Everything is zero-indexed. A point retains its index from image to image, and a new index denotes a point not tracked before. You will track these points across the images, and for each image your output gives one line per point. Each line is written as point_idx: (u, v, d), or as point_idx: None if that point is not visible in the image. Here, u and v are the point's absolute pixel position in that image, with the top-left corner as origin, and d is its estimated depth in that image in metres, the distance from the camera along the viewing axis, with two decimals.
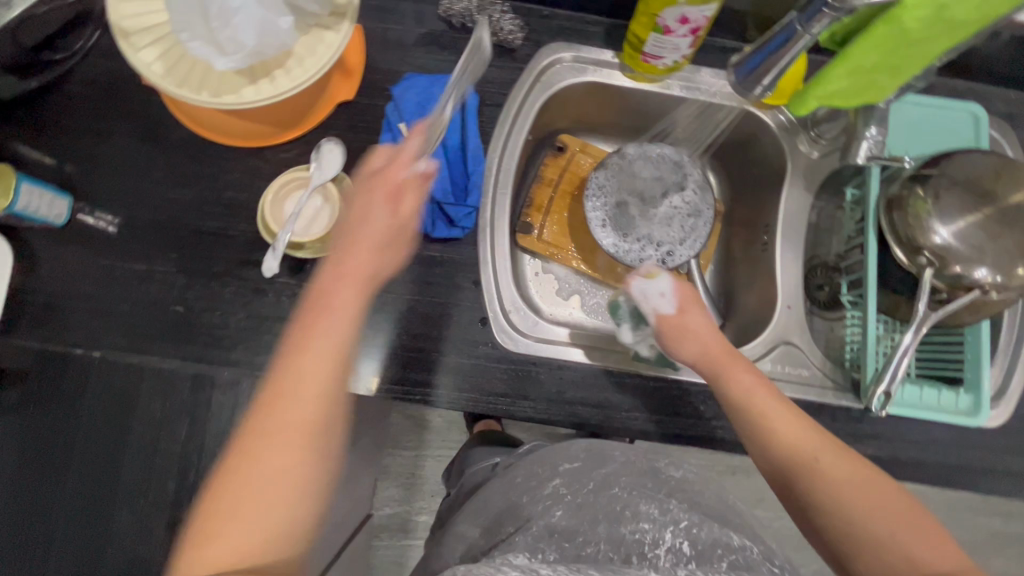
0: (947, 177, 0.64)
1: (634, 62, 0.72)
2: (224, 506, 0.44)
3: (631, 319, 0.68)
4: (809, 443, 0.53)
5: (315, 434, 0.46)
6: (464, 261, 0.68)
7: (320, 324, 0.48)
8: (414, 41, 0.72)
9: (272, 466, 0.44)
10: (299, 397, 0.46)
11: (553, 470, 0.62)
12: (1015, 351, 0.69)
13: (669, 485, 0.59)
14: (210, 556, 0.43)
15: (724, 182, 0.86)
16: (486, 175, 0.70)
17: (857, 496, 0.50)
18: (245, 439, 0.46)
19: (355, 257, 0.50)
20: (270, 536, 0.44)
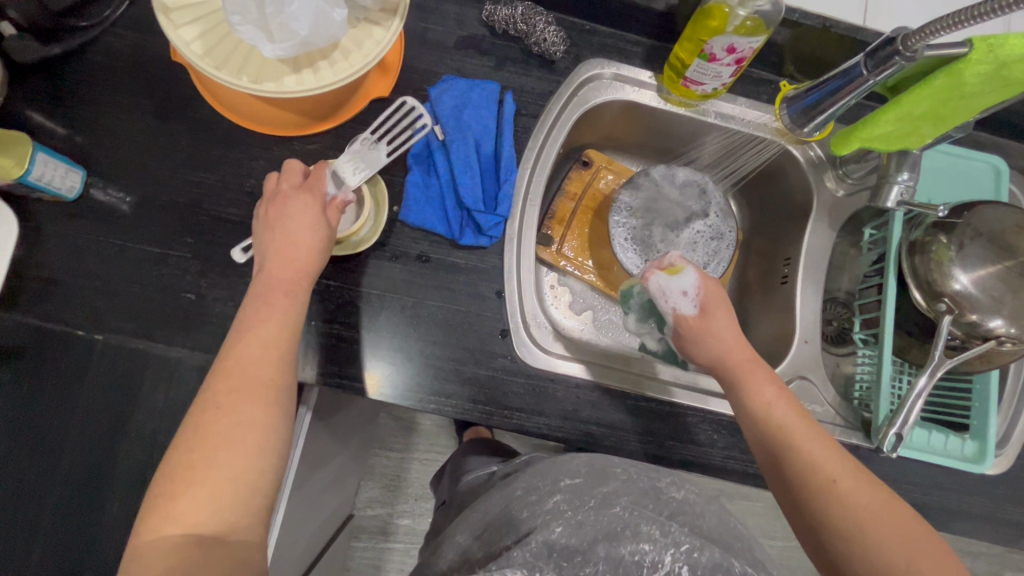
0: (972, 227, 0.65)
1: (673, 85, 0.72)
2: (181, 468, 0.42)
3: (639, 312, 0.69)
4: (830, 462, 0.51)
5: (272, 397, 0.46)
6: (488, 270, 0.67)
7: (272, 296, 0.50)
8: (454, 43, 0.71)
9: (242, 421, 0.44)
10: (259, 356, 0.47)
11: (554, 486, 0.58)
12: (1020, 401, 0.70)
13: (671, 507, 0.55)
14: (177, 512, 0.41)
15: (745, 211, 0.87)
16: (518, 185, 0.69)
17: (871, 522, 0.48)
18: (203, 405, 0.45)
19: (298, 255, 0.52)
20: (242, 489, 0.43)
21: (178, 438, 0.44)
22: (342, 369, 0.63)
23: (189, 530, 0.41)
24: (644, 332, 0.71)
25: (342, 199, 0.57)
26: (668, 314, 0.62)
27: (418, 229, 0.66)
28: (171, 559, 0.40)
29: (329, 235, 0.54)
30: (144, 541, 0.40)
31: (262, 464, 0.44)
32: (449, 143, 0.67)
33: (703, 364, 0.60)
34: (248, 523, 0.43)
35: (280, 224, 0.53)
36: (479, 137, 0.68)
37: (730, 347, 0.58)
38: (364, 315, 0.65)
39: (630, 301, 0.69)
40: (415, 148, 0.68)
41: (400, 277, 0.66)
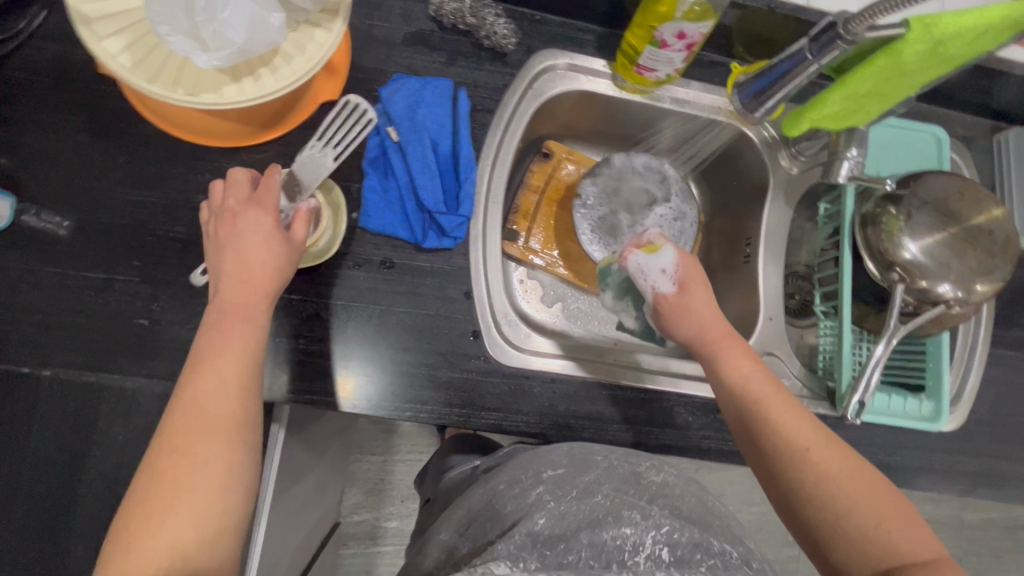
0: (918, 197, 0.68)
1: (626, 72, 0.71)
2: (140, 512, 0.41)
3: (616, 290, 0.70)
4: (799, 437, 0.53)
5: (234, 429, 0.45)
6: (455, 272, 0.66)
7: (226, 324, 0.48)
8: (402, 40, 0.69)
9: (203, 457, 0.43)
10: (215, 390, 0.45)
11: (536, 477, 0.59)
12: (971, 359, 0.74)
13: (651, 491, 0.56)
14: (137, 558, 0.40)
15: (705, 193, 0.88)
16: (478, 182, 0.68)
17: (843, 487, 0.51)
18: (161, 445, 0.43)
19: (254, 272, 0.50)
20: (208, 525, 0.42)
21: (139, 478, 0.43)
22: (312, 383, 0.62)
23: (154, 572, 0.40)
24: (619, 310, 0.71)
25: (305, 208, 0.54)
26: (647, 293, 0.62)
27: (379, 235, 0.65)
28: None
29: (290, 248, 0.52)
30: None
31: (225, 498, 0.43)
32: (404, 145, 0.65)
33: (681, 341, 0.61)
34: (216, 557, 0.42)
35: (233, 242, 0.50)
36: (435, 136, 0.67)
37: (707, 323, 0.60)
38: (330, 327, 0.63)
39: (609, 277, 0.70)
40: (371, 151, 0.65)
41: (364, 285, 0.64)
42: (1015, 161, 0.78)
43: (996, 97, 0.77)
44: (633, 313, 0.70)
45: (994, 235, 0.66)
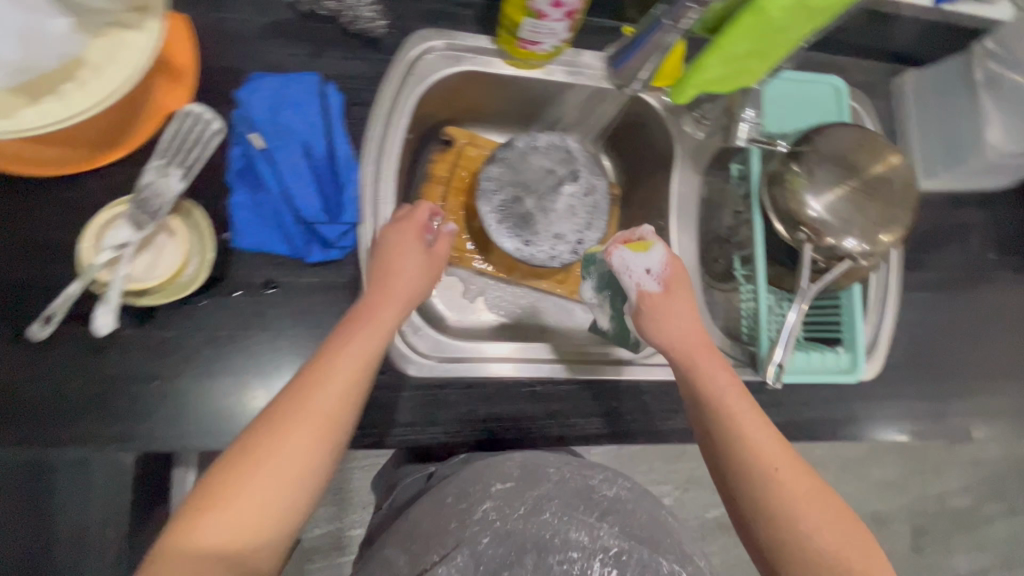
0: (817, 153, 0.67)
1: (512, 47, 0.66)
2: (228, 478, 0.40)
3: (597, 280, 0.70)
4: (770, 452, 0.51)
5: (331, 432, 0.44)
6: (349, 283, 0.61)
7: (357, 327, 0.49)
8: (257, 32, 0.61)
9: (295, 447, 0.42)
10: (331, 390, 0.45)
11: (484, 492, 0.52)
12: (884, 308, 0.75)
13: (602, 508, 0.52)
14: (209, 521, 0.39)
15: (618, 164, 0.85)
16: (362, 184, 0.62)
17: (807, 511, 0.48)
18: (267, 420, 0.43)
19: (399, 289, 0.54)
20: (267, 521, 0.40)
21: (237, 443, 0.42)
22: (199, 426, 0.56)
23: (208, 552, 0.38)
24: (595, 305, 0.72)
25: (445, 237, 0.60)
26: (631, 291, 0.60)
27: (256, 254, 0.59)
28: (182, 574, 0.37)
29: (427, 275, 0.57)
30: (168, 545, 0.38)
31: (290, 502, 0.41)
32: (272, 152, 0.59)
33: (661, 344, 0.58)
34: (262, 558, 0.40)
35: (386, 259, 0.55)
36: (307, 138, 0.60)
37: (689, 332, 0.58)
38: (214, 362, 0.57)
39: (592, 267, 0.71)
40: (235, 164, 0.59)
41: (247, 310, 0.59)
42: (913, 101, 0.77)
43: (889, 40, 0.76)
44: (608, 311, 0.71)
45: (893, 183, 0.67)
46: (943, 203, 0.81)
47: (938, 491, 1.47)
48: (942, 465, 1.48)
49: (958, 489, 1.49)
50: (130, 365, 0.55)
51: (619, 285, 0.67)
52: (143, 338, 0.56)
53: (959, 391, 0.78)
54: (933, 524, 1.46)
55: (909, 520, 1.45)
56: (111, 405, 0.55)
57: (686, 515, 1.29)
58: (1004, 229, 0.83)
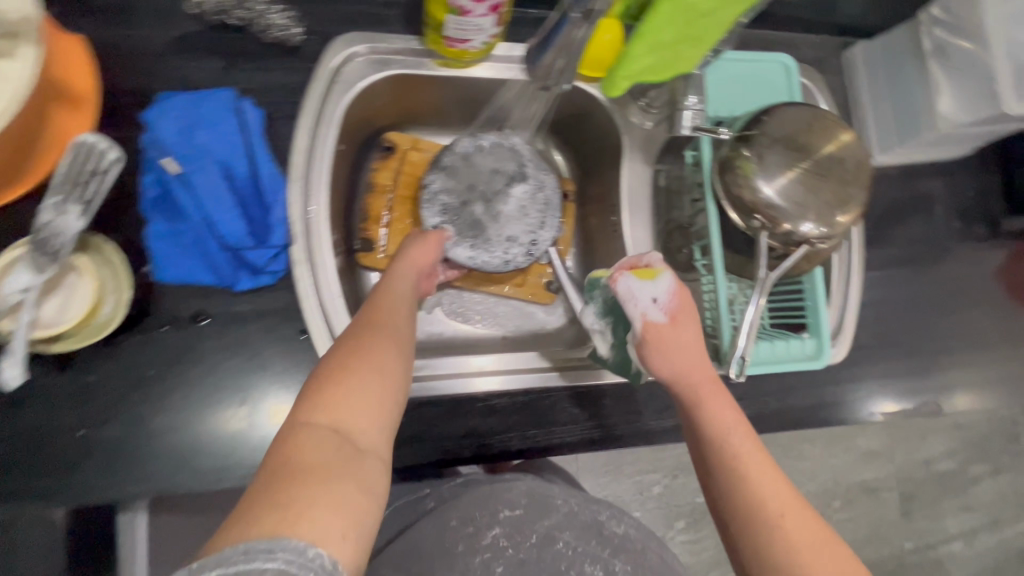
0: (767, 136, 0.64)
1: (441, 47, 0.63)
2: (333, 371, 0.44)
3: (602, 306, 0.64)
4: (776, 499, 0.48)
5: (404, 342, 0.50)
6: (284, 309, 0.58)
7: (396, 279, 0.57)
8: (163, 48, 0.57)
9: (379, 353, 0.46)
10: (396, 310, 0.53)
11: (492, 518, 0.57)
12: (847, 289, 0.73)
13: (613, 545, 0.58)
14: (323, 404, 0.42)
15: (569, 159, 0.82)
16: (290, 203, 0.58)
17: (815, 564, 0.46)
18: (348, 337, 0.48)
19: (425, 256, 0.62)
20: (379, 401, 0.44)
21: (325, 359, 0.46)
22: (134, 474, 0.53)
23: (332, 426, 0.41)
24: (594, 333, 0.64)
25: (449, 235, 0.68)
26: (636, 321, 0.56)
27: (181, 286, 0.56)
28: (311, 449, 0.39)
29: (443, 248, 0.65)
30: (289, 434, 0.40)
31: (387, 400, 0.44)
32: (188, 176, 0.56)
33: (664, 374, 0.55)
34: (374, 445, 0.42)
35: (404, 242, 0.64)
36: (226, 159, 0.57)
37: (694, 366, 0.55)
38: (145, 404, 0.54)
39: (596, 291, 0.64)
40: (149, 192, 0.55)
41: (176, 346, 0.55)
42: (865, 74, 0.75)
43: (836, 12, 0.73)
44: (609, 338, 0.63)
45: (845, 162, 0.64)
46: (901, 176, 0.80)
47: (924, 455, 1.47)
48: (927, 429, 1.48)
49: (944, 452, 1.48)
50: (54, 416, 0.52)
51: (623, 313, 0.61)
52: (65, 386, 0.53)
53: (929, 366, 0.77)
54: (923, 489, 1.45)
55: (898, 486, 1.45)
56: (37, 460, 0.52)
57: (677, 501, 1.27)
58: (965, 197, 0.81)
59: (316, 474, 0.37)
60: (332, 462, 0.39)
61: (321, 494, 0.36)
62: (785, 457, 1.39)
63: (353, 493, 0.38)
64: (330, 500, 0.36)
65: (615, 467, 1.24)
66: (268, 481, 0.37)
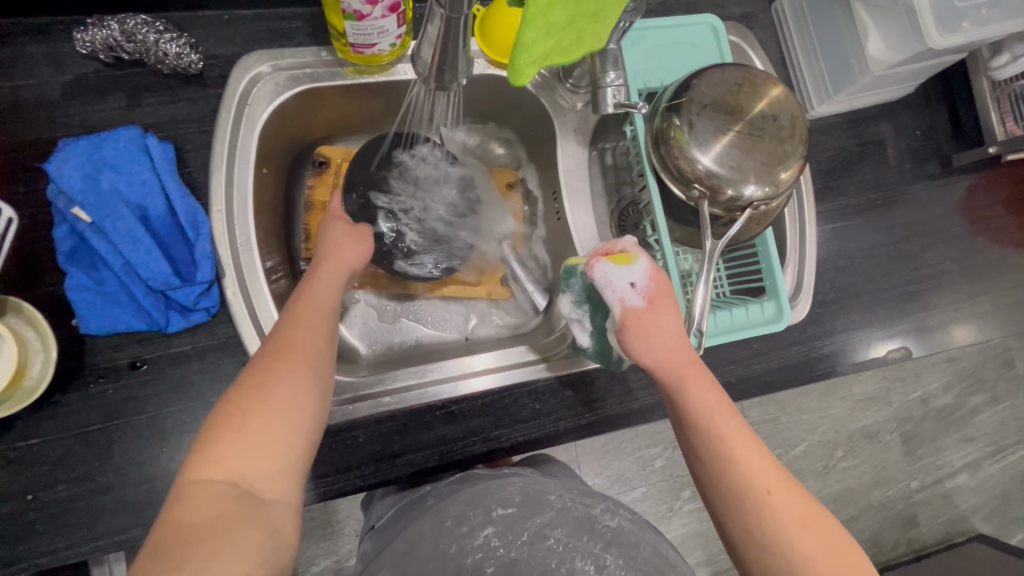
0: (696, 102, 0.61)
1: (350, 56, 0.60)
2: (234, 411, 0.42)
3: (580, 293, 0.60)
4: (763, 477, 0.47)
5: (318, 360, 0.47)
6: (223, 344, 0.57)
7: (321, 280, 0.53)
8: (61, 93, 0.56)
9: (289, 385, 0.44)
10: (310, 325, 0.49)
11: (485, 517, 0.52)
12: (802, 247, 0.72)
13: (606, 539, 0.51)
14: (219, 451, 0.40)
15: (510, 149, 0.80)
16: (212, 236, 0.57)
17: (802, 538, 0.45)
18: (258, 362, 0.45)
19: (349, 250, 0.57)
20: (283, 438, 0.42)
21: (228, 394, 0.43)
22: (91, 530, 0.52)
23: (228, 476, 0.40)
24: (573, 321, 0.61)
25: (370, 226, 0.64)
26: (614, 308, 0.53)
27: (112, 335, 0.55)
28: (203, 506, 0.38)
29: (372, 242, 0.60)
30: (183, 489, 0.39)
31: (294, 439, 0.43)
32: (101, 224, 0.54)
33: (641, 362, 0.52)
34: (280, 488, 0.42)
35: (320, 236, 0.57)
36: (141, 200, 0.56)
37: (677, 347, 0.51)
38: (91, 460, 0.53)
39: (573, 279, 0.60)
40: (63, 245, 0.54)
41: (115, 396, 0.54)
42: (794, 24, 0.74)
43: None
44: (589, 327, 0.61)
45: (779, 120, 0.61)
46: (846, 123, 0.78)
47: (921, 394, 1.47)
48: (920, 368, 1.48)
49: (940, 389, 1.48)
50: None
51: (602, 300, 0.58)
52: (7, 450, 0.52)
53: (895, 312, 0.76)
54: (922, 427, 1.45)
55: (898, 428, 1.44)
56: None
57: (680, 472, 1.25)
58: (913, 136, 0.80)
59: (209, 529, 0.37)
60: (225, 515, 0.38)
61: (219, 549, 0.36)
62: (782, 414, 1.38)
63: (253, 545, 0.37)
64: (231, 555, 0.36)
65: (613, 447, 1.23)
66: (161, 541, 0.36)
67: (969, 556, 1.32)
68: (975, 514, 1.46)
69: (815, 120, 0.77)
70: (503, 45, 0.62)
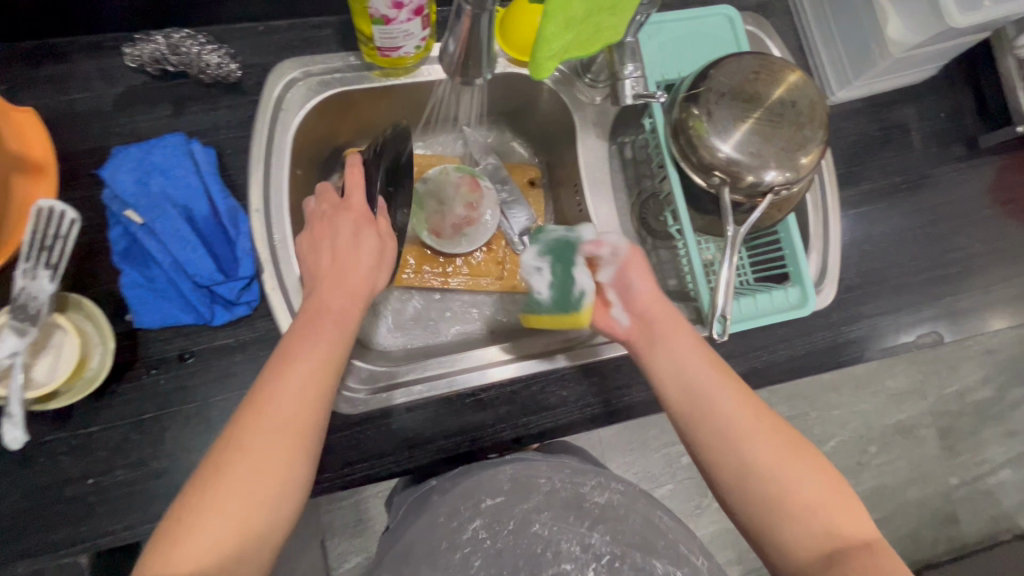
0: (714, 91, 0.62)
1: (377, 59, 0.63)
2: (205, 497, 0.41)
3: (544, 246, 0.62)
4: (744, 416, 0.50)
5: (300, 433, 0.44)
6: (263, 336, 0.60)
7: (316, 325, 0.48)
8: (112, 105, 0.60)
9: (260, 466, 0.42)
10: (293, 392, 0.45)
11: (475, 508, 0.55)
12: (825, 233, 0.72)
13: (593, 516, 0.55)
14: (186, 541, 0.40)
15: (530, 146, 0.82)
16: (251, 234, 0.60)
17: (787, 474, 0.48)
18: (235, 431, 0.43)
19: (356, 267, 0.52)
20: (252, 524, 0.42)
21: (200, 471, 0.42)
22: (146, 513, 0.56)
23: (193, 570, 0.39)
24: (531, 271, 0.62)
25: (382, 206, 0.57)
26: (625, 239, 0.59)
27: (161, 329, 0.58)
28: None
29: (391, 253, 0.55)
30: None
31: (262, 524, 0.42)
32: (151, 224, 0.58)
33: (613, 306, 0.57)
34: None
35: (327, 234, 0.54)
36: (186, 201, 0.60)
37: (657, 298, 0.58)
38: (146, 446, 0.57)
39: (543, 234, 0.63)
40: (117, 246, 0.58)
41: (166, 386, 0.58)
42: (812, 12, 0.74)
43: None
44: (547, 275, 0.61)
45: (798, 105, 0.62)
46: (867, 108, 0.78)
47: (957, 387, 1.43)
48: (955, 361, 1.44)
49: (978, 381, 1.44)
50: (63, 467, 0.55)
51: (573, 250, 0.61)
52: (68, 438, 0.56)
53: (924, 297, 0.75)
54: (960, 422, 1.41)
55: (934, 422, 1.41)
56: (52, 514, 0.54)
57: None
58: (938, 119, 0.79)
59: None
60: None
61: None
62: (813, 409, 1.36)
63: None
64: None
65: (639, 443, 1.23)
66: None
67: (1014, 555, 1.28)
68: (1020, 512, 1.41)
69: (836, 106, 0.77)
70: (523, 43, 0.64)
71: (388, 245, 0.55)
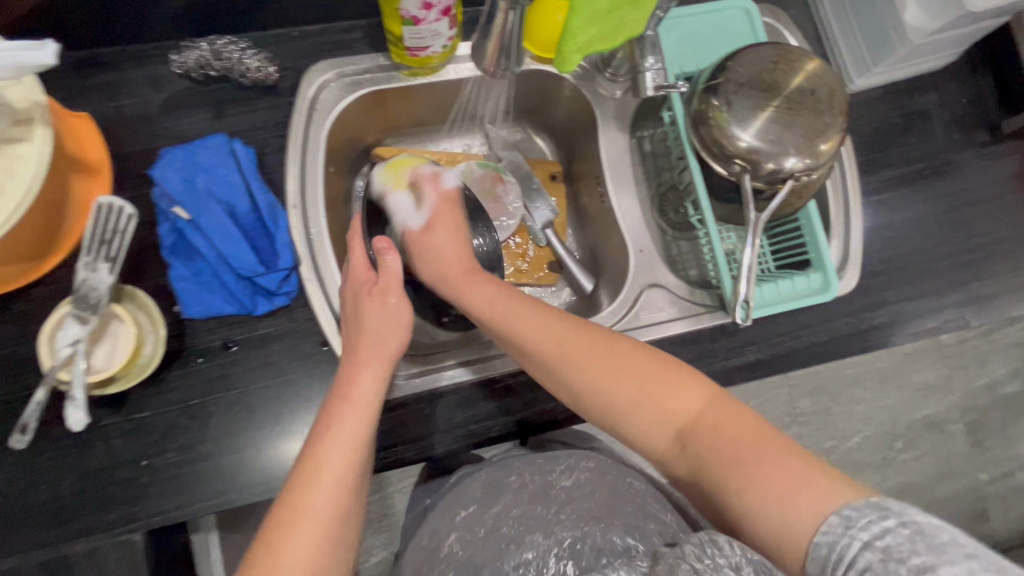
0: (733, 82, 0.64)
1: (405, 59, 0.65)
2: None
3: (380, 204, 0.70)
4: (551, 336, 0.54)
5: (335, 515, 0.45)
6: (301, 326, 0.63)
7: (341, 406, 0.50)
8: (160, 109, 0.64)
9: (299, 555, 0.43)
10: (325, 476, 0.46)
11: (450, 524, 0.59)
12: (847, 219, 0.73)
13: (559, 502, 0.57)
14: None
15: (551, 142, 0.84)
16: (290, 228, 0.63)
17: (611, 379, 0.52)
18: (274, 518, 0.44)
19: (374, 336, 0.55)
20: None
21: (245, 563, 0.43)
22: (195, 493, 0.59)
23: None
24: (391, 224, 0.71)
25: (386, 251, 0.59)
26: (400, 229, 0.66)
27: (207, 319, 0.61)
28: None
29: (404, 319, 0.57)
30: None
31: None
32: (197, 220, 0.62)
33: (428, 274, 0.63)
34: None
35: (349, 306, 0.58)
36: (228, 198, 0.63)
37: (448, 256, 0.62)
38: (194, 430, 0.60)
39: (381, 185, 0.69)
40: (166, 241, 0.62)
41: (211, 374, 0.61)
42: (829, 3, 0.75)
43: None
44: None
45: (817, 93, 0.63)
46: (887, 96, 0.78)
47: (985, 381, 1.40)
48: (983, 354, 1.41)
49: (1006, 375, 1.41)
50: (117, 451, 0.59)
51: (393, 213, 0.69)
52: (122, 422, 0.59)
53: (949, 283, 0.75)
54: (989, 417, 1.39)
55: (962, 417, 1.39)
56: (107, 495, 0.58)
57: None
58: (959, 105, 0.79)
59: None
60: None
61: None
62: (836, 404, 1.35)
63: None
64: None
65: None
66: None
67: None
68: None
69: (855, 95, 0.78)
70: (546, 41, 0.67)
71: (394, 300, 0.57)
